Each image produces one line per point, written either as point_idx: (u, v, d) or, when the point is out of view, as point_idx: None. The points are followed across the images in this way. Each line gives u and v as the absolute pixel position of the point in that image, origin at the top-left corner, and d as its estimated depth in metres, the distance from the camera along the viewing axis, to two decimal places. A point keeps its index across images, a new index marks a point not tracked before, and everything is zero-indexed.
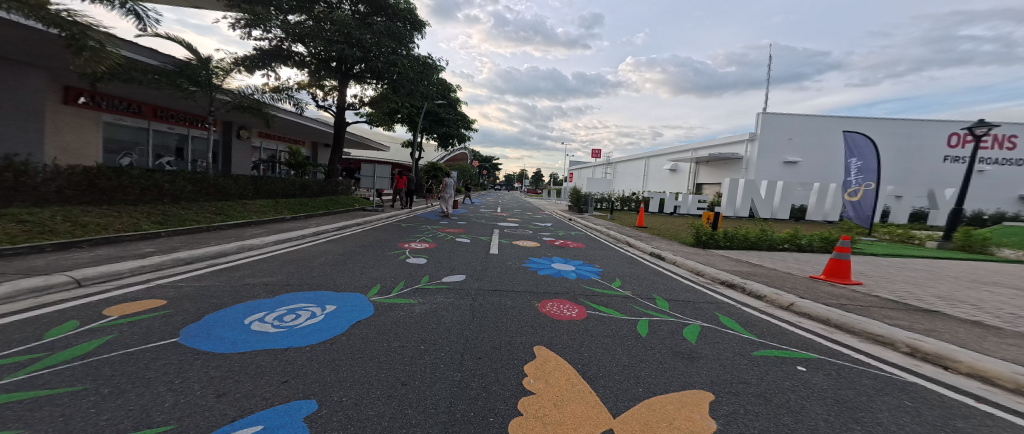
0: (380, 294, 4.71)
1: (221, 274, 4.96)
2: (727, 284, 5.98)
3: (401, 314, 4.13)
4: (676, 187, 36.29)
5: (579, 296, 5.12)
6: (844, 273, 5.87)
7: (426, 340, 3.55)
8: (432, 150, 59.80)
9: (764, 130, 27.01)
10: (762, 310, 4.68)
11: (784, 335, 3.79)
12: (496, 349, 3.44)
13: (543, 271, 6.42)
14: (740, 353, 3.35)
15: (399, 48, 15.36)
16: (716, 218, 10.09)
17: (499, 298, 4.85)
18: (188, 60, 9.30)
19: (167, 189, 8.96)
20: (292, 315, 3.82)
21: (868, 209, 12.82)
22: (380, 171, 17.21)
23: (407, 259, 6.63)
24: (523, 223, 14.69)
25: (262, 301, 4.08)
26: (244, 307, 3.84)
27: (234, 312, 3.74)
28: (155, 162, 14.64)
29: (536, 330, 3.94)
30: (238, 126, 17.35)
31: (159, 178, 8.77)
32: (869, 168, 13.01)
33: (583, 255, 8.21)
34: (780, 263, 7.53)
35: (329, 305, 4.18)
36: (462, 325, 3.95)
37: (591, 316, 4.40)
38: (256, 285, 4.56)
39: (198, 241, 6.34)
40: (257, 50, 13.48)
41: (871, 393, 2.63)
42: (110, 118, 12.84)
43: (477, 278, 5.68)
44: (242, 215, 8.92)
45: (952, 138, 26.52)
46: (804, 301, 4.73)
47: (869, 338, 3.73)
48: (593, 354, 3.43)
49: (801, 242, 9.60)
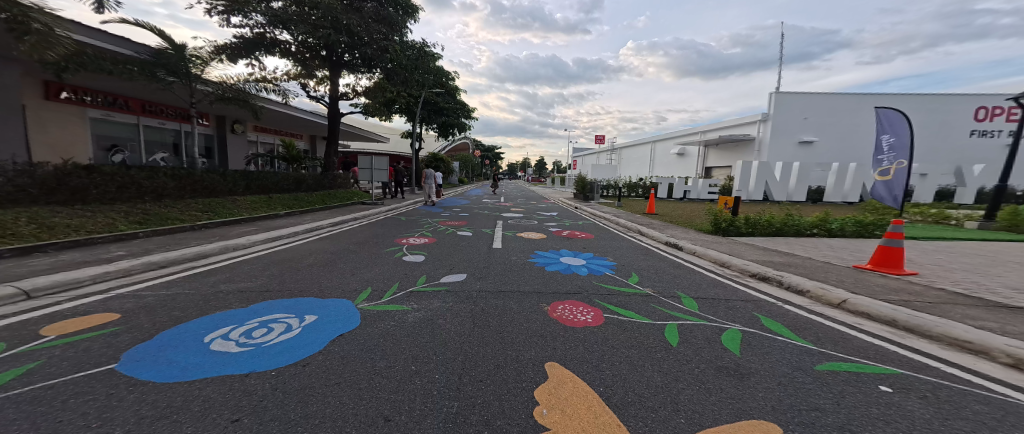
0: (368, 300, 4.11)
1: (196, 277, 4.41)
2: (759, 278, 5.31)
3: (391, 325, 3.56)
4: (684, 172, 35.16)
5: (593, 296, 4.51)
6: (896, 262, 5.17)
7: (417, 359, 2.99)
8: (433, 141, 58.91)
9: (776, 109, 25.76)
10: (809, 309, 4.04)
11: (848, 341, 3.16)
12: (501, 368, 2.88)
13: (551, 267, 5.82)
14: (801, 368, 2.71)
15: (391, 33, 14.70)
16: (735, 203, 9.34)
17: (502, 301, 4.25)
18: (161, 47, 8.71)
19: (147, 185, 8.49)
20: (263, 329, 3.26)
21: (897, 188, 11.90)
22: (378, 163, 16.54)
23: (404, 257, 6.06)
24: (528, 213, 13.99)
25: (233, 311, 3.53)
26: (208, 321, 3.29)
27: (195, 327, 3.18)
28: (148, 159, 14.27)
29: (546, 341, 3.36)
30: (232, 120, 16.91)
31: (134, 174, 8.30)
32: (901, 145, 11.99)
33: (593, 247, 7.56)
34: (814, 251, 6.80)
35: (309, 315, 3.61)
36: (460, 337, 3.37)
37: (609, 322, 3.79)
38: (229, 290, 3.99)
39: (177, 241, 5.79)
40: (241, 38, 12.75)
41: (993, 427, 2.00)
42: (97, 114, 12.36)
43: (479, 277, 5.10)
44: (229, 211, 8.41)
45: (980, 112, 25.04)
46: (858, 298, 4.07)
47: (953, 344, 3.08)
48: (616, 372, 2.85)
49: (832, 227, 8.80)
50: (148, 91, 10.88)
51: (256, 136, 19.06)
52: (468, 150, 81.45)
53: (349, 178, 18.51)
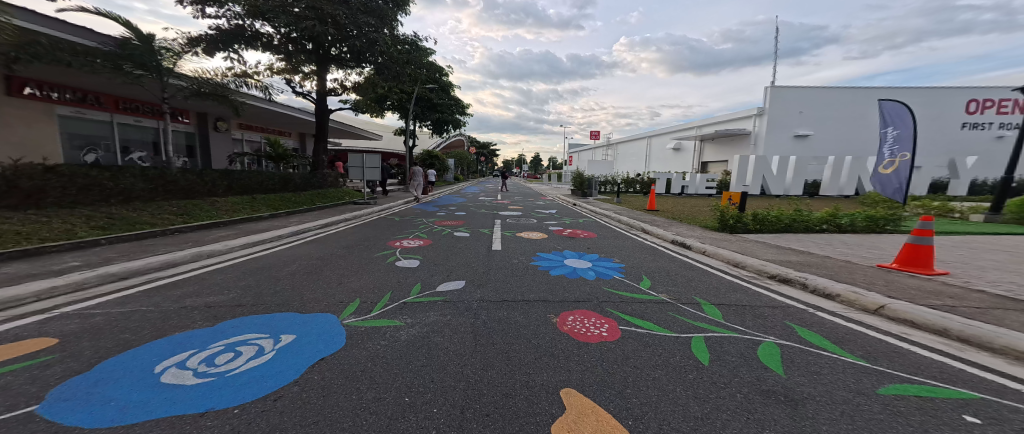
0: (356, 314, 3.63)
1: (157, 289, 3.84)
2: (780, 280, 4.93)
3: (381, 346, 3.08)
4: (681, 167, 34.93)
5: (604, 304, 4.10)
6: (926, 260, 4.88)
7: (412, 388, 2.54)
8: (426, 138, 58.17)
9: (772, 103, 25.55)
10: (845, 316, 3.67)
11: (903, 359, 2.79)
12: (509, 398, 2.45)
13: (555, 271, 5.38)
14: (862, 393, 2.34)
15: (381, 26, 13.93)
16: (741, 199, 9.00)
17: (506, 313, 3.82)
18: (125, 37, 8.13)
19: (113, 187, 7.89)
20: (230, 354, 2.72)
21: (901, 181, 11.78)
22: (369, 161, 15.95)
23: (397, 262, 5.59)
24: (526, 212, 13.57)
25: (194, 332, 2.96)
26: (161, 345, 2.73)
27: (144, 353, 2.62)
28: (125, 159, 13.59)
29: (557, 362, 2.93)
30: (214, 117, 16.21)
31: (97, 175, 7.66)
32: (905, 137, 11.75)
33: (598, 247, 7.14)
34: (830, 249, 6.48)
35: (285, 335, 3.07)
36: (461, 359, 2.94)
37: (628, 336, 3.37)
38: (194, 304, 3.46)
39: (144, 247, 5.22)
40: (217, 30, 11.98)
41: None
42: (66, 112, 11.64)
43: (479, 285, 4.65)
44: (207, 214, 7.83)
45: (971, 105, 25.05)
46: (898, 303, 3.72)
47: (1019, 357, 2.74)
48: (645, 400, 2.44)
49: (842, 222, 8.49)
50: (117, 85, 10.17)
51: (241, 133, 18.35)
52: (464, 147, 80.82)
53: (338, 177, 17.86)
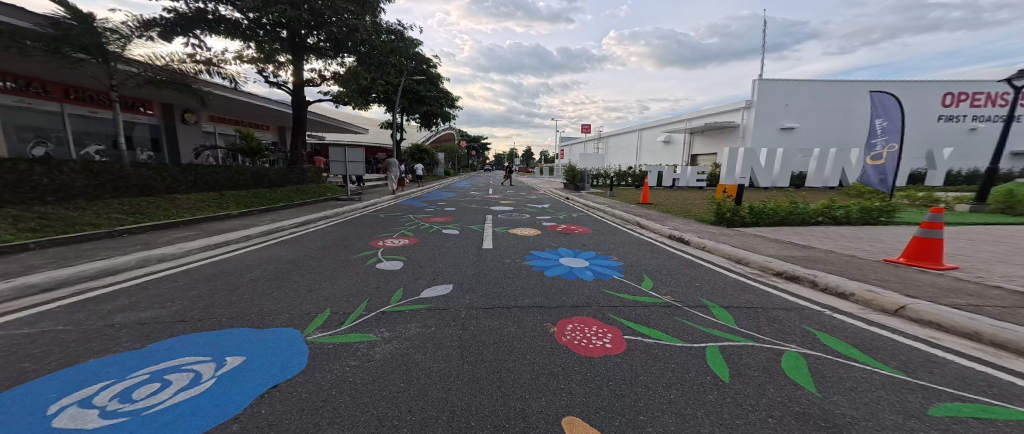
0: (324, 328, 3.15)
1: (85, 303, 3.24)
2: (787, 277, 4.66)
3: (350, 367, 2.63)
4: (670, 160, 34.98)
5: (606, 310, 3.73)
6: (935, 255, 4.66)
7: (384, 423, 2.09)
8: (415, 132, 56.98)
9: (760, 96, 25.61)
10: (866, 319, 3.38)
11: (944, 370, 2.49)
12: (502, 432, 2.04)
13: (551, 272, 4.98)
14: (911, 416, 2.04)
15: (362, 13, 13.12)
16: (738, 192, 8.75)
17: (498, 323, 3.40)
18: (61, 16, 7.34)
19: (48, 183, 7.13)
20: (157, 384, 2.20)
21: (889, 172, 11.82)
22: (351, 155, 15.21)
23: (378, 264, 5.09)
24: (517, 206, 13.12)
25: (112, 358, 2.40)
26: (67, 375, 2.18)
27: (37, 388, 2.06)
28: (79, 152, 12.68)
29: (557, 383, 2.53)
30: (180, 109, 15.24)
31: (26, 170, 6.86)
32: (894, 128, 11.73)
33: (594, 244, 6.79)
34: (831, 242, 6.28)
35: (232, 357, 2.56)
36: (444, 383, 2.50)
37: (635, 347, 3.01)
38: (127, 322, 2.90)
39: (83, 252, 4.57)
40: (176, 14, 11.03)
41: None
42: (8, 102, 10.67)
43: (468, 289, 4.21)
44: (164, 213, 7.12)
45: (947, 98, 25.58)
46: (920, 303, 3.47)
47: None
48: (663, 430, 2.06)
49: (838, 214, 8.34)
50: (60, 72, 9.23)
51: (212, 126, 17.33)
52: (453, 140, 79.51)
53: (319, 172, 17.02)
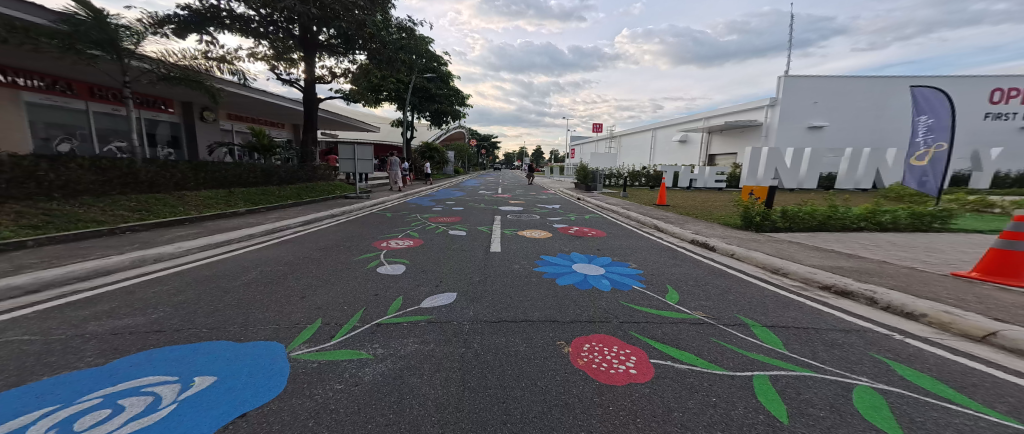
0: (310, 342, 2.81)
1: (63, 309, 3.02)
2: (838, 292, 4.08)
3: (333, 392, 2.27)
4: (687, 160, 33.77)
5: (626, 326, 3.29)
6: (1016, 270, 4.01)
7: None
8: (427, 131, 57.10)
9: (785, 94, 24.35)
10: (947, 347, 2.81)
11: None
12: None
13: (564, 280, 4.54)
14: None
15: (373, 9, 12.90)
16: (768, 194, 8.08)
17: (504, 339, 3.02)
18: (73, 12, 7.38)
19: (55, 178, 7.15)
20: (106, 412, 1.89)
21: (936, 174, 10.80)
22: (361, 153, 15.04)
23: (379, 267, 4.78)
24: (528, 207, 12.65)
25: (67, 377, 2.12)
26: (8, 399, 1.90)
27: None
28: (102, 149, 12.99)
29: (574, 418, 2.10)
30: (199, 107, 15.47)
31: (32, 165, 6.86)
32: (941, 125, 10.72)
33: (610, 249, 6.29)
34: (881, 251, 5.60)
35: (201, 377, 2.25)
36: (438, 415, 2.10)
37: (665, 375, 2.55)
38: (98, 333, 2.64)
39: (80, 251, 4.44)
40: (189, 11, 11.04)
41: None
42: (34, 99, 10.96)
43: (472, 299, 3.83)
44: (170, 210, 7.03)
45: (995, 94, 23.72)
46: (1014, 329, 2.88)
47: None
48: None
49: (883, 220, 7.60)
50: (78, 69, 9.36)
51: (229, 124, 17.57)
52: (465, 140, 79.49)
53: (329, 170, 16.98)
